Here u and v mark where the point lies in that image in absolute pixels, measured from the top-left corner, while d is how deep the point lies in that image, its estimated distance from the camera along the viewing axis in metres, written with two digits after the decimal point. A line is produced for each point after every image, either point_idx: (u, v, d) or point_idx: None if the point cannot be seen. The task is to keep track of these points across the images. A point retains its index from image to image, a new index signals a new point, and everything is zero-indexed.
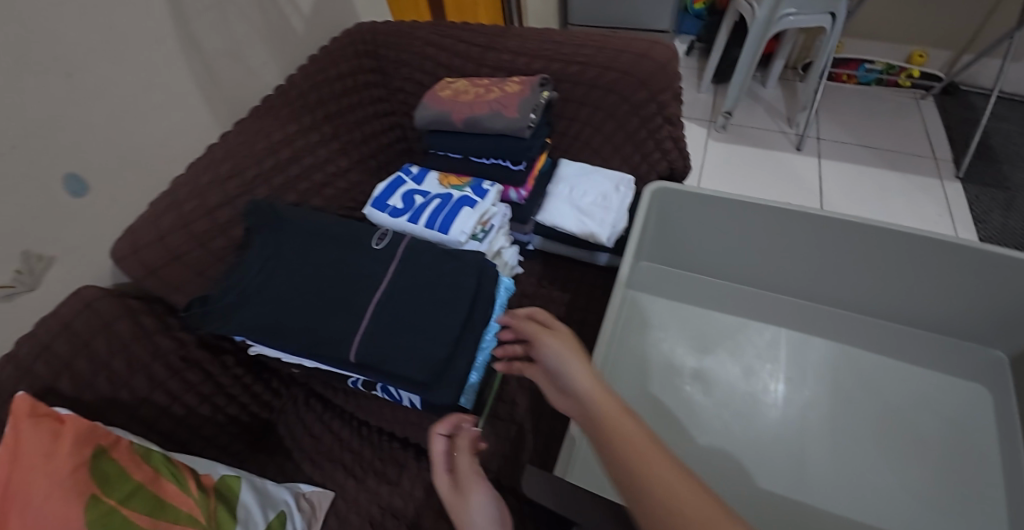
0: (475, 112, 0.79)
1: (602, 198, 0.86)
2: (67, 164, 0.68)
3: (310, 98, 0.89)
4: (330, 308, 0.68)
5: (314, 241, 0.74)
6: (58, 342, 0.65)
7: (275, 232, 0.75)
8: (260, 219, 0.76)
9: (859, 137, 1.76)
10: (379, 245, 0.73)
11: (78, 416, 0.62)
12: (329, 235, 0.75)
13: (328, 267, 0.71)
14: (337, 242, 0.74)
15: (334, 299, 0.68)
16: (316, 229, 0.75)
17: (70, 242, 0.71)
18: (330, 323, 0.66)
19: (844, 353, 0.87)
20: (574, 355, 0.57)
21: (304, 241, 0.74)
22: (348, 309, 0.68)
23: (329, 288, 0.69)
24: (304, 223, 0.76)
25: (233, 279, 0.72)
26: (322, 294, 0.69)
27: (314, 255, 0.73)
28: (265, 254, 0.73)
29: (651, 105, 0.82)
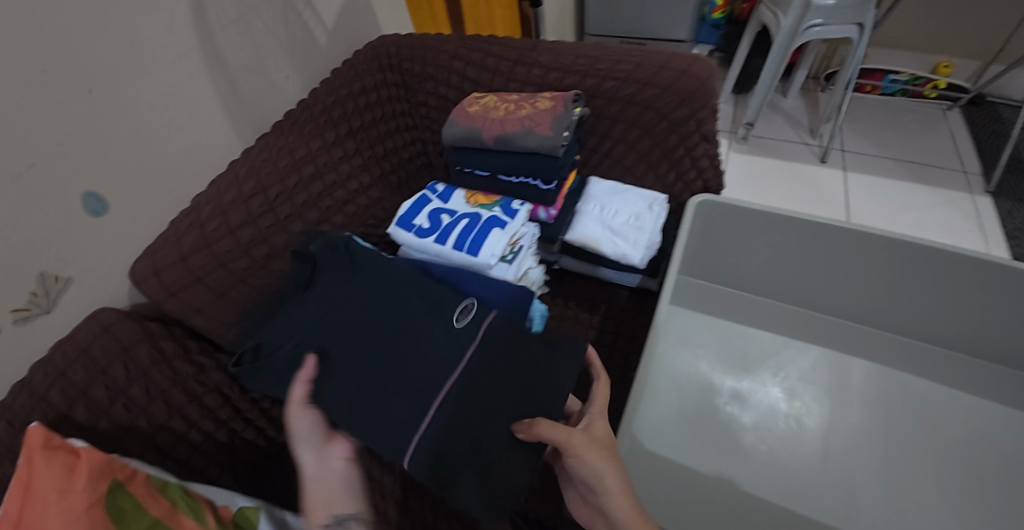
0: (506, 130, 0.76)
1: (635, 218, 0.82)
2: (86, 184, 0.66)
3: (334, 113, 0.87)
4: (398, 387, 0.60)
5: (383, 302, 0.65)
6: (73, 368, 0.63)
7: (341, 273, 0.66)
8: (328, 263, 0.67)
9: (885, 149, 1.72)
10: (460, 323, 0.65)
11: (93, 448, 0.60)
12: (397, 296, 0.66)
13: (398, 334, 0.63)
14: (408, 305, 0.65)
15: (408, 381, 0.60)
16: (387, 285, 0.67)
17: (88, 262, 0.69)
18: (401, 408, 0.58)
19: (891, 379, 0.82)
20: (611, 477, 0.53)
21: (368, 299, 0.65)
22: (417, 396, 0.59)
23: (400, 363, 0.61)
24: (374, 271, 0.68)
25: (286, 334, 0.62)
26: (392, 371, 0.60)
27: (380, 317, 0.64)
28: (321, 301, 0.64)
29: (690, 122, 0.79)
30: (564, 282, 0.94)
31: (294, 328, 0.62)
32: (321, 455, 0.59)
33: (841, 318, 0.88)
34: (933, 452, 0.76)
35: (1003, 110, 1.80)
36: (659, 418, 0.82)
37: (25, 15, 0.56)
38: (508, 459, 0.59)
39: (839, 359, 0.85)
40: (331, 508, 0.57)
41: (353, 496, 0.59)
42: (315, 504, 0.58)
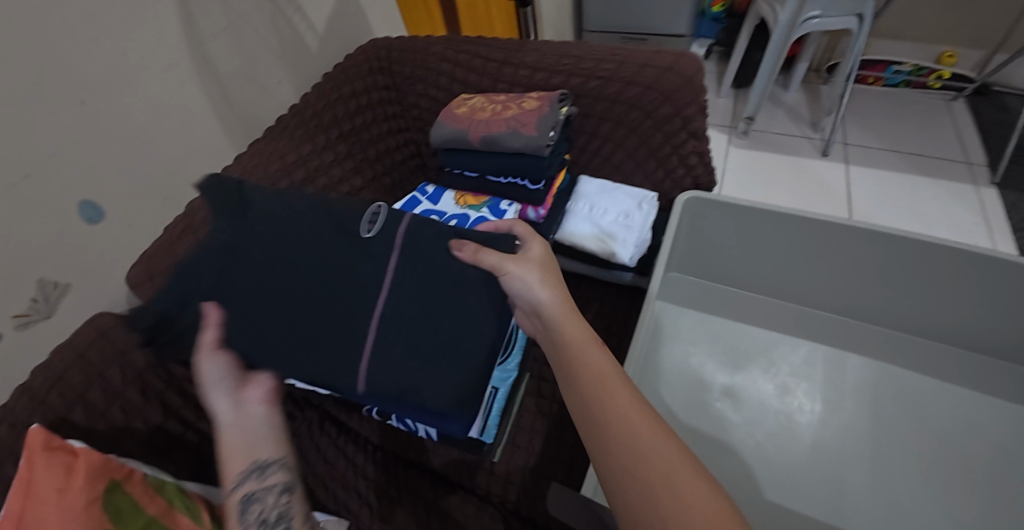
0: (492, 131, 0.77)
1: (624, 216, 0.82)
2: (81, 191, 0.67)
3: (324, 117, 0.88)
4: (324, 319, 0.57)
5: (292, 234, 0.58)
6: (71, 373, 0.64)
7: (241, 215, 0.59)
8: (219, 198, 0.58)
9: (887, 141, 1.70)
10: (372, 239, 0.59)
11: (91, 449, 0.61)
12: (307, 232, 0.58)
13: (317, 274, 0.57)
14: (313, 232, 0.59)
15: (329, 310, 0.57)
16: (293, 218, 0.59)
17: (86, 269, 0.71)
18: (334, 352, 0.56)
19: (885, 374, 0.82)
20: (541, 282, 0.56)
21: (271, 236, 0.57)
22: (343, 323, 0.57)
23: (322, 301, 0.57)
24: (284, 213, 0.61)
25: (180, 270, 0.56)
26: (315, 314, 0.57)
27: (291, 256, 0.57)
28: (219, 237, 0.57)
29: (676, 120, 0.79)
30: None
31: (198, 279, 0.55)
32: (236, 400, 0.51)
33: (834, 313, 0.87)
34: (927, 447, 0.75)
35: (1009, 99, 1.77)
36: None
37: (17, 30, 0.58)
38: (457, 375, 0.59)
39: (832, 354, 0.85)
40: (253, 453, 0.49)
41: (274, 438, 0.51)
42: (229, 448, 0.49)
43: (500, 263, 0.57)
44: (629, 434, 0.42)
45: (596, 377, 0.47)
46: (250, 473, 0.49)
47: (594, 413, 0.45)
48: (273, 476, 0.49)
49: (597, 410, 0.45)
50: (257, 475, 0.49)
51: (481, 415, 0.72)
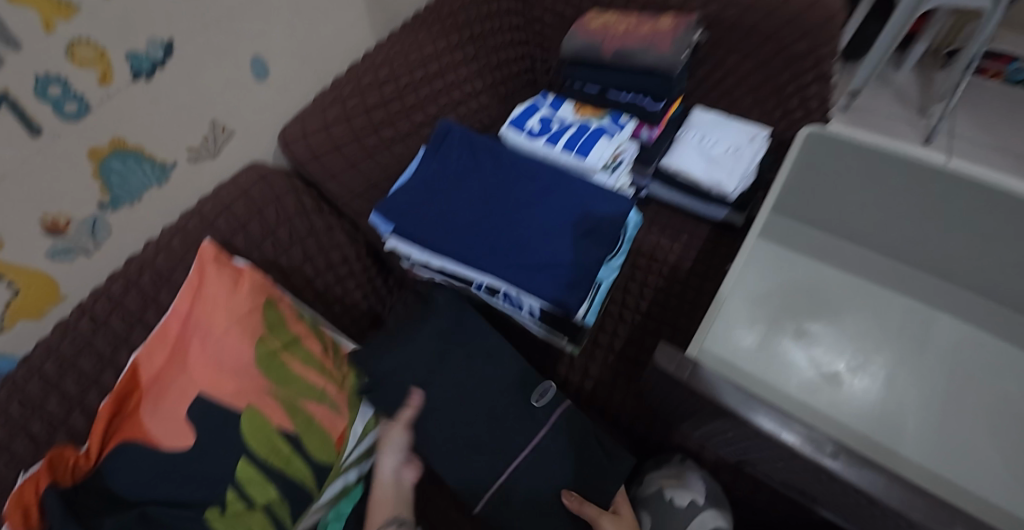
0: (625, 45, 0.80)
1: (734, 149, 0.85)
2: (254, 47, 0.75)
3: (458, 18, 0.92)
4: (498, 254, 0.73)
5: (480, 154, 0.82)
6: (237, 204, 0.73)
7: (465, 153, 0.82)
8: (449, 146, 0.83)
9: (996, 138, 1.61)
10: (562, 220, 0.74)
11: (251, 269, 0.70)
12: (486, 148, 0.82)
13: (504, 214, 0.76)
14: (524, 194, 0.77)
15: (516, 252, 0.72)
16: (494, 165, 0.81)
17: (245, 121, 0.79)
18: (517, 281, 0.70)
19: (970, 338, 0.84)
20: None
21: (478, 169, 0.81)
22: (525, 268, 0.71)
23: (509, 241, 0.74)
24: (484, 154, 0.82)
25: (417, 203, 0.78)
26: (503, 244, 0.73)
27: (490, 198, 0.78)
28: (444, 178, 0.80)
29: (809, 59, 0.79)
30: (651, 208, 0.98)
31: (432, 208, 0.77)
32: (398, 469, 0.75)
33: (931, 276, 0.88)
34: (996, 411, 0.78)
35: None
36: (730, 335, 0.88)
37: None
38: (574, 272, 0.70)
39: (920, 315, 0.87)
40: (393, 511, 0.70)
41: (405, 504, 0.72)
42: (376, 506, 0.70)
43: (597, 519, 0.71)
44: None
45: None
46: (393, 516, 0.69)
47: None
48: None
49: None
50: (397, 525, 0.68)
51: (588, 299, 0.74)
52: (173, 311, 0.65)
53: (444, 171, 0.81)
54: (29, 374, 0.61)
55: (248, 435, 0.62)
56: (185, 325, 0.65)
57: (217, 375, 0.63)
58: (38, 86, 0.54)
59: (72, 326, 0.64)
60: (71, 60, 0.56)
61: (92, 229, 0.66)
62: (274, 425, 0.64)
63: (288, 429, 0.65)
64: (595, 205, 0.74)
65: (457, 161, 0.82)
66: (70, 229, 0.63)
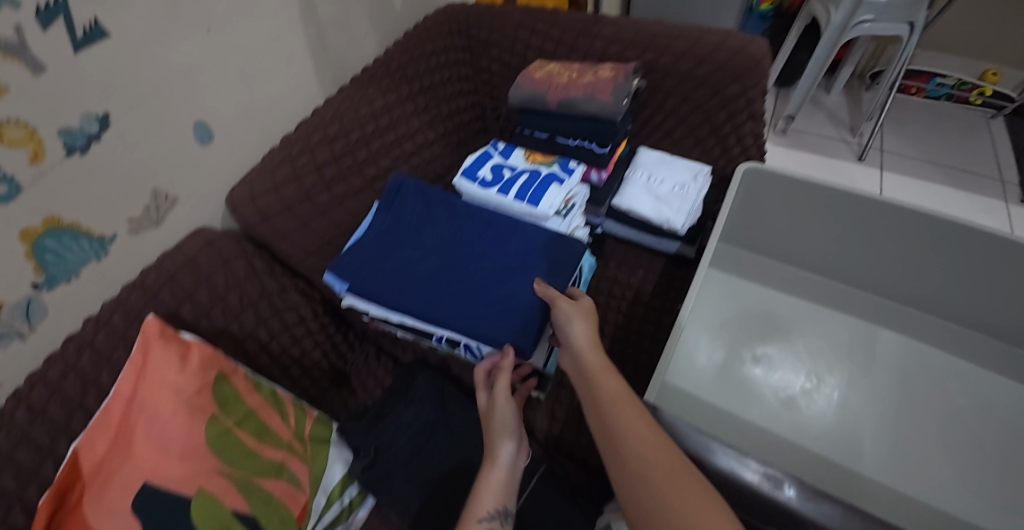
0: (569, 94, 0.82)
1: (680, 187, 0.89)
2: (197, 112, 0.74)
3: (406, 71, 0.94)
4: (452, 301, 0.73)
5: (431, 205, 0.83)
6: (183, 273, 0.71)
7: (418, 205, 0.83)
8: (401, 197, 0.83)
9: (923, 152, 1.73)
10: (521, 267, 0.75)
11: (200, 343, 0.67)
12: (439, 199, 0.83)
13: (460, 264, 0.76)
14: (478, 242, 0.79)
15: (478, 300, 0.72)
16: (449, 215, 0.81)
17: (190, 186, 0.78)
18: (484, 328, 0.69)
19: (913, 350, 0.89)
20: (579, 319, 0.63)
21: (431, 221, 0.81)
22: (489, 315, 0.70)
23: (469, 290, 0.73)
24: (436, 204, 0.83)
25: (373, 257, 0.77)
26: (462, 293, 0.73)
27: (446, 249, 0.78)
28: (396, 231, 0.80)
29: (741, 100, 0.84)
30: (607, 245, 1.01)
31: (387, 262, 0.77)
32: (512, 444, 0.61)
33: (871, 294, 0.93)
34: (942, 420, 0.82)
35: None
36: (689, 364, 0.90)
37: None
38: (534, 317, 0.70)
39: (865, 332, 0.91)
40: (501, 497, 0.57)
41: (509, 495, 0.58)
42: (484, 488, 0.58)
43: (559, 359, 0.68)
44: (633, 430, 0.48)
45: (615, 399, 0.52)
46: (491, 515, 0.55)
47: (613, 415, 0.50)
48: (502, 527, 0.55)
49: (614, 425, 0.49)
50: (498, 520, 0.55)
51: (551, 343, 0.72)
52: (119, 391, 0.62)
53: (402, 224, 0.81)
54: None
55: (202, 522, 0.59)
56: (129, 409, 0.61)
57: (166, 460, 0.59)
58: None
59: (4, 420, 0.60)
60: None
61: (26, 313, 0.62)
62: (227, 507, 0.61)
63: (242, 510, 0.62)
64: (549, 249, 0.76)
65: (411, 213, 0.82)
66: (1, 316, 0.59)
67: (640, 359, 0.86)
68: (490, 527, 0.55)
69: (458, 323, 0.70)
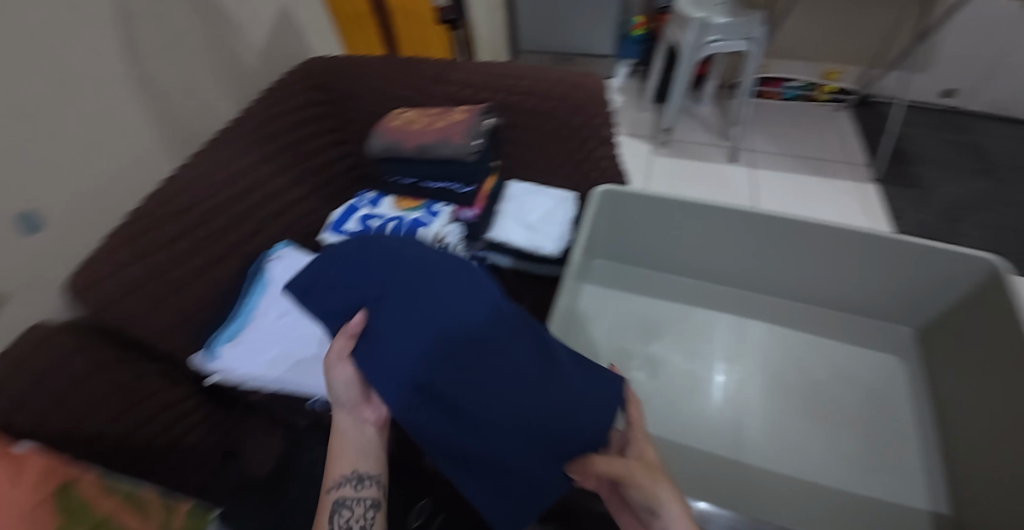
0: (424, 140, 0.84)
1: (547, 214, 0.93)
2: (20, 202, 0.69)
3: (264, 131, 0.92)
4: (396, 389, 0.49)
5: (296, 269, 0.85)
6: (10, 380, 0.63)
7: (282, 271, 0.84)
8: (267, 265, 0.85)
9: (786, 147, 1.93)
10: None
11: (35, 456, 0.60)
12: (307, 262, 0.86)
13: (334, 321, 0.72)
14: (500, 307, 0.53)
15: None
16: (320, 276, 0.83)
17: (20, 281, 0.71)
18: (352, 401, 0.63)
19: (777, 333, 0.97)
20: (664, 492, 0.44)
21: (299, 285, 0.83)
22: (385, 370, 0.49)
23: None
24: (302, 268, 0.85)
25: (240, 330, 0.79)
26: None
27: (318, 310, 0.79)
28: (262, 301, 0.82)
29: (587, 128, 0.90)
30: None
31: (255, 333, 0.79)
32: (356, 416, 0.53)
33: (730, 287, 1.02)
34: (806, 394, 0.90)
35: (885, 108, 2.05)
36: None
37: None
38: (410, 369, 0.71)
39: (736, 324, 0.99)
40: (356, 463, 0.51)
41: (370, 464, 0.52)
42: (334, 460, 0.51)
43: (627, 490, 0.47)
44: None
45: None
46: (346, 481, 0.50)
47: None
48: (366, 489, 0.51)
49: None
50: (353, 484, 0.50)
51: None
52: None
53: (277, 292, 0.83)
54: None
55: None
56: None
57: None
58: None
59: None
60: None
61: None
62: None
63: None
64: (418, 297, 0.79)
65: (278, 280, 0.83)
66: None
67: None
68: (343, 497, 0.50)
69: (384, 387, 0.48)
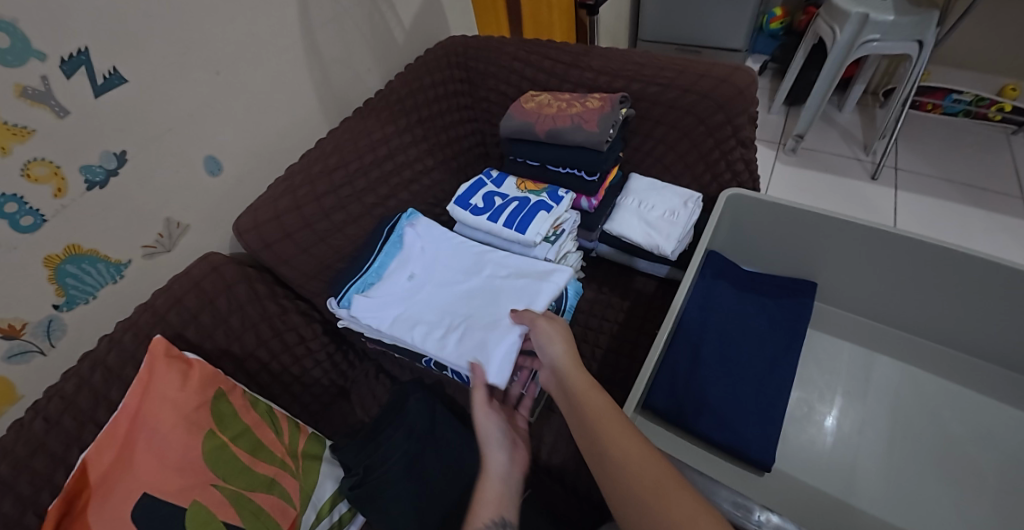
0: (558, 125, 0.85)
1: (670, 213, 0.90)
2: (207, 148, 0.81)
3: (407, 104, 0.98)
4: (656, 312, 0.94)
5: (424, 235, 0.90)
6: (189, 296, 0.76)
7: (409, 236, 0.90)
8: (396, 224, 0.92)
9: (940, 169, 1.70)
10: (505, 288, 0.80)
11: (201, 363, 0.73)
12: (433, 229, 0.91)
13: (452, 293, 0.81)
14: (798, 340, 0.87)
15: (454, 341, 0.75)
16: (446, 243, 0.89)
17: (201, 213, 0.84)
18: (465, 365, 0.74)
19: (910, 378, 0.86)
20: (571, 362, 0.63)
21: (424, 248, 0.89)
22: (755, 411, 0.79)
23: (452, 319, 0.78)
24: (428, 233, 0.90)
25: (366, 283, 0.85)
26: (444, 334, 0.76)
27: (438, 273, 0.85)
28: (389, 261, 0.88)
29: (728, 127, 0.85)
30: (601, 268, 1.02)
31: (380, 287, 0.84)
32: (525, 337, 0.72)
33: (860, 316, 0.92)
34: (934, 453, 0.79)
35: None
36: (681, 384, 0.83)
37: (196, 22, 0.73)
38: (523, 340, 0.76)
39: (860, 359, 0.90)
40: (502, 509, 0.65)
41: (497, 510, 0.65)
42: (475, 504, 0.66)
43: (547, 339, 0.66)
44: (623, 456, 0.51)
45: (612, 442, 0.52)
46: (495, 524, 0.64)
47: (613, 463, 0.51)
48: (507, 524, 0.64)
49: (611, 456, 0.51)
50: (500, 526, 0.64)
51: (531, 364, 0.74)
52: (122, 407, 0.67)
53: (405, 255, 0.88)
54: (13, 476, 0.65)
55: None
56: (133, 425, 0.66)
57: (164, 468, 0.64)
58: None
59: (25, 427, 0.67)
60: (26, 180, 0.63)
61: (47, 330, 0.70)
62: (220, 520, 0.65)
63: (234, 522, 0.66)
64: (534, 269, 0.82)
65: (408, 244, 0.89)
66: (26, 332, 0.68)
67: (629, 382, 0.86)
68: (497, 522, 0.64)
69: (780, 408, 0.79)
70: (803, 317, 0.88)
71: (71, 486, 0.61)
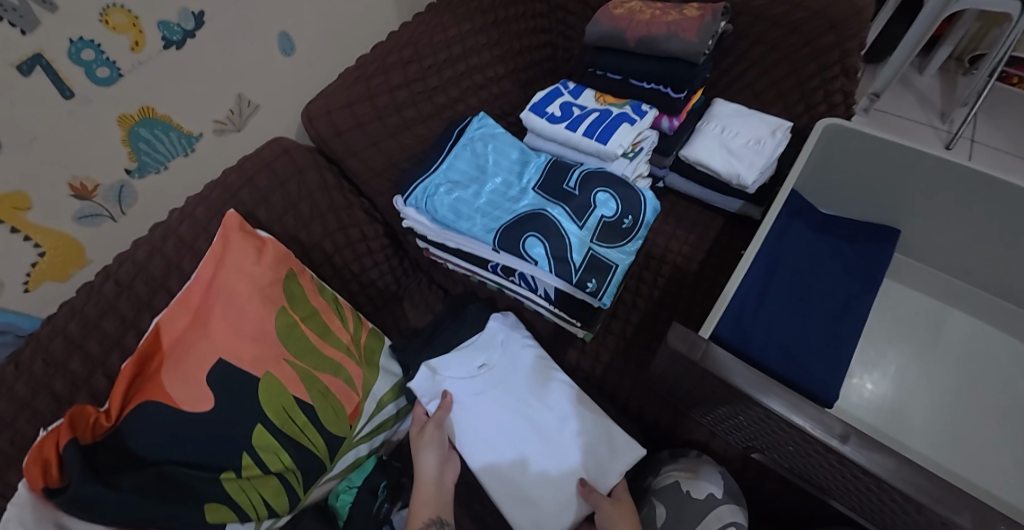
0: (651, 31, 0.80)
1: (755, 141, 0.84)
2: (282, 24, 0.77)
3: (485, 3, 0.93)
4: (724, 247, 0.90)
5: (493, 141, 0.85)
6: (261, 176, 0.75)
7: (478, 139, 0.85)
8: (465, 126, 0.87)
9: (1020, 147, 1.59)
10: (583, 199, 0.76)
11: (272, 242, 0.72)
12: (503, 135, 0.86)
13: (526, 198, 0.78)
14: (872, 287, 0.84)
15: None
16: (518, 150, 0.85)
17: (270, 94, 0.81)
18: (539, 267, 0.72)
19: (982, 337, 0.83)
20: None
21: (492, 153, 0.84)
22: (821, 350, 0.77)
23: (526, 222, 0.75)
24: (499, 138, 0.85)
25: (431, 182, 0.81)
26: None
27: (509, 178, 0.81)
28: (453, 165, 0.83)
29: (836, 51, 0.79)
30: (668, 199, 0.98)
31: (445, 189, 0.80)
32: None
33: (938, 270, 0.88)
34: (1000, 411, 0.77)
35: None
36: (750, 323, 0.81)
37: None
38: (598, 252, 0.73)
39: (933, 314, 0.87)
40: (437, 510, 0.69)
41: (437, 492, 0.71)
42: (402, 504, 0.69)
43: None
44: None
45: None
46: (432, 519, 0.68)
47: None
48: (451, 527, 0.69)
49: None
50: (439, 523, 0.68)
51: (606, 277, 0.71)
52: (196, 274, 0.66)
53: (472, 157, 0.83)
54: (89, 330, 0.65)
55: (267, 403, 0.65)
56: (207, 293, 0.65)
57: (239, 339, 0.65)
58: (74, 48, 0.57)
59: (97, 288, 0.66)
60: (105, 26, 0.58)
61: (118, 196, 0.68)
62: (290, 394, 0.67)
63: (303, 398, 0.68)
64: (613, 183, 0.77)
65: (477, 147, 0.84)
66: (98, 194, 0.65)
67: (691, 312, 0.84)
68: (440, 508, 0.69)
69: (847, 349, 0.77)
70: (881, 265, 0.85)
71: (147, 344, 0.62)
